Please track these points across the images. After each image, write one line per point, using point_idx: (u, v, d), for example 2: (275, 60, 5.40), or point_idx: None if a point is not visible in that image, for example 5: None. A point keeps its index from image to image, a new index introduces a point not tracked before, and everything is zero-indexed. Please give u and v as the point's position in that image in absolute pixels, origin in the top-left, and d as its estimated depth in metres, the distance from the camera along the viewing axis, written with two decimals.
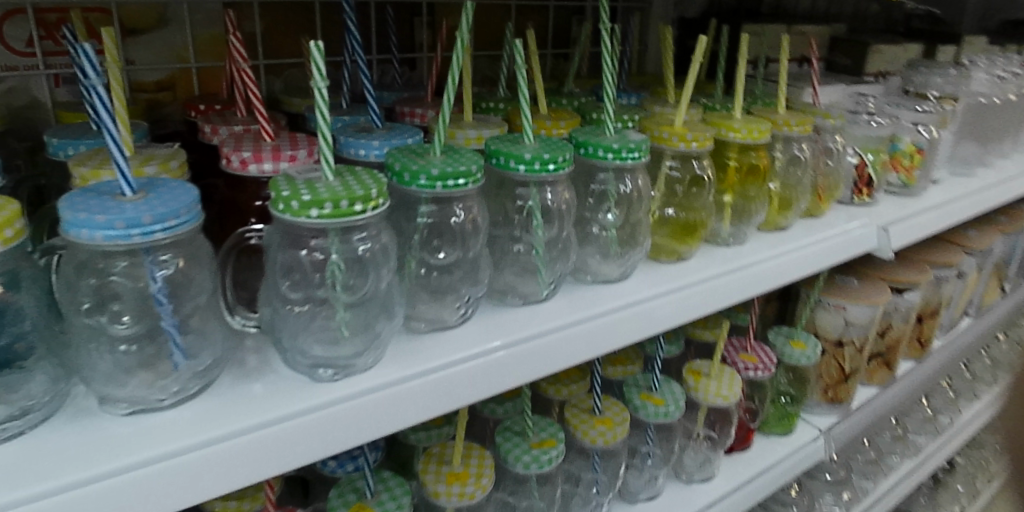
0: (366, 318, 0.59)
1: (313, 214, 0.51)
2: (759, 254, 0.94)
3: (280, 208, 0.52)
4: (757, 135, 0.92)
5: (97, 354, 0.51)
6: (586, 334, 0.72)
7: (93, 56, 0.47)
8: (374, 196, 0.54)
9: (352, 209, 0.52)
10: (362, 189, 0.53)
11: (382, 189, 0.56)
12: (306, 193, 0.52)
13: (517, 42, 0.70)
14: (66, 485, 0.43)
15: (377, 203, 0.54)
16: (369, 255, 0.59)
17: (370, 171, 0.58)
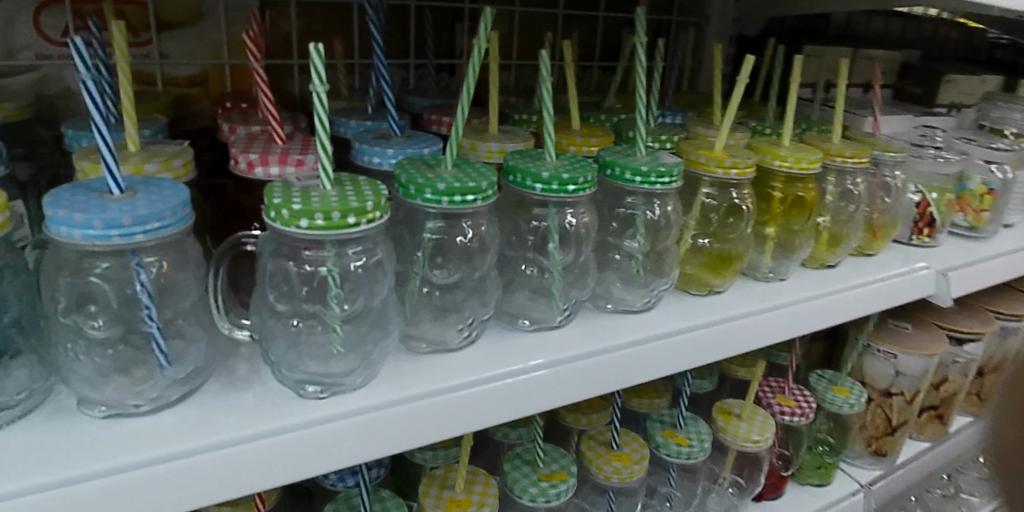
0: (359, 335, 0.56)
1: (303, 224, 0.48)
2: (799, 293, 0.87)
3: (271, 216, 0.49)
4: (806, 165, 0.85)
5: (74, 357, 0.49)
6: (606, 363, 0.67)
7: (83, 49, 0.44)
8: (371, 208, 0.50)
9: (345, 222, 0.49)
10: (358, 200, 0.50)
11: (382, 202, 0.52)
12: (298, 201, 0.49)
13: (542, 54, 0.68)
14: (23, 489, 0.41)
15: (375, 216, 0.51)
16: (365, 269, 0.56)
17: (373, 182, 0.55)
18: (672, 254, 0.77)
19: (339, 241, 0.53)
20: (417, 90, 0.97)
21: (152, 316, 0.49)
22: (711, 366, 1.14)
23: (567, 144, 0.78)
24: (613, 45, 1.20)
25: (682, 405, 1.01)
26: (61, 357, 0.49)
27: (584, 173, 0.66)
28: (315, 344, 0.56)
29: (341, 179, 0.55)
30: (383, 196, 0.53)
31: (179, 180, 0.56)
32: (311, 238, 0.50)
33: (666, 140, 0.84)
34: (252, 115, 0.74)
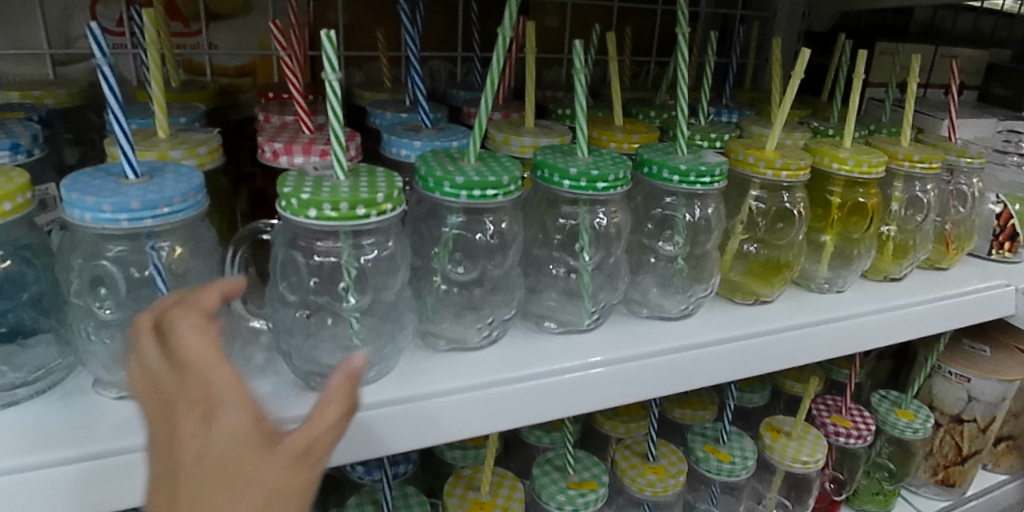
0: (372, 329, 0.56)
1: (311, 214, 0.47)
2: (857, 308, 0.80)
3: (283, 205, 0.49)
4: (867, 169, 0.78)
5: (89, 338, 0.50)
6: (658, 368, 0.64)
7: (99, 36, 0.46)
8: (382, 200, 0.49)
9: (353, 213, 0.48)
10: (369, 191, 0.49)
11: (395, 194, 0.50)
12: (308, 191, 0.48)
13: (576, 45, 0.66)
14: (40, 463, 0.43)
15: (386, 209, 0.49)
16: (379, 261, 0.55)
17: (390, 173, 0.54)
18: (712, 259, 0.73)
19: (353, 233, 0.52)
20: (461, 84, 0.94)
21: (166, 300, 0.50)
22: (764, 380, 1.07)
23: (607, 140, 0.74)
24: (670, 39, 1.14)
25: (726, 418, 0.94)
26: (78, 337, 0.50)
27: (617, 169, 0.63)
28: (333, 338, 0.55)
29: (358, 169, 0.54)
30: (399, 188, 0.52)
31: (204, 166, 0.57)
32: (321, 229, 0.49)
33: (714, 139, 0.79)
34: (291, 105, 0.73)
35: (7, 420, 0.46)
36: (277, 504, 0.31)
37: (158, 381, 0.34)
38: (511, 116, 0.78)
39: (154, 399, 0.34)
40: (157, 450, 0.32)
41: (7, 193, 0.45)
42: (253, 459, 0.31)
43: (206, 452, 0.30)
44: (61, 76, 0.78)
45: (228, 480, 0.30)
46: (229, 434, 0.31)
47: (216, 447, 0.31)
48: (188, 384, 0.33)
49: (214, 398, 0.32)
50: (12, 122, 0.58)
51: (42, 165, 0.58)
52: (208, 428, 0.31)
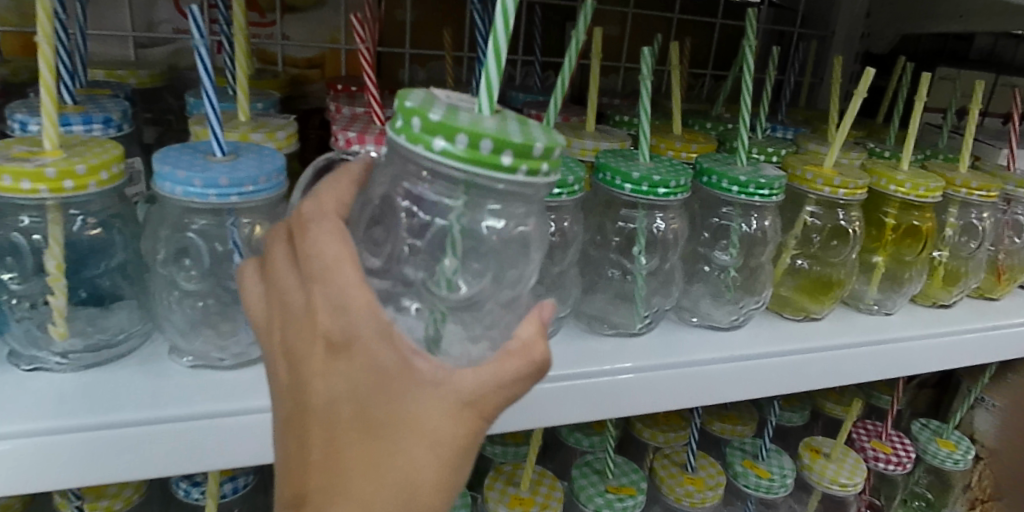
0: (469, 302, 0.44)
1: (437, 145, 0.33)
2: (906, 330, 0.79)
3: (398, 125, 0.34)
4: (924, 193, 0.78)
5: (172, 306, 0.54)
6: (699, 375, 0.65)
7: (199, 19, 0.51)
8: (539, 153, 0.34)
9: (495, 159, 0.33)
10: (524, 134, 0.34)
11: (558, 145, 0.36)
12: (438, 111, 0.34)
13: (644, 51, 0.67)
14: (123, 421, 0.46)
15: (545, 163, 0.35)
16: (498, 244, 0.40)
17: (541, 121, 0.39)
18: (766, 272, 0.74)
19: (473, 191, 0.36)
20: (522, 87, 0.95)
21: None
22: (803, 400, 1.06)
23: (665, 149, 0.75)
24: (729, 54, 1.14)
25: (766, 435, 0.94)
26: (161, 305, 0.54)
27: (678, 176, 0.64)
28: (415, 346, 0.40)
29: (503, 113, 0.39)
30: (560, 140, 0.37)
31: (281, 150, 0.59)
32: (441, 173, 0.35)
33: (771, 153, 0.80)
34: (361, 96, 0.75)
35: (92, 378, 0.50)
36: (437, 447, 0.32)
37: (295, 304, 0.34)
38: (571, 120, 0.79)
39: (288, 325, 0.34)
40: (302, 377, 0.33)
41: (103, 163, 0.49)
42: (411, 395, 0.31)
43: (351, 390, 0.31)
44: (142, 58, 0.81)
45: (379, 420, 0.31)
46: (371, 375, 0.31)
47: (362, 382, 0.31)
48: (319, 311, 0.32)
49: (349, 332, 0.31)
50: (103, 99, 0.61)
51: (130, 141, 0.61)
52: (350, 364, 0.31)
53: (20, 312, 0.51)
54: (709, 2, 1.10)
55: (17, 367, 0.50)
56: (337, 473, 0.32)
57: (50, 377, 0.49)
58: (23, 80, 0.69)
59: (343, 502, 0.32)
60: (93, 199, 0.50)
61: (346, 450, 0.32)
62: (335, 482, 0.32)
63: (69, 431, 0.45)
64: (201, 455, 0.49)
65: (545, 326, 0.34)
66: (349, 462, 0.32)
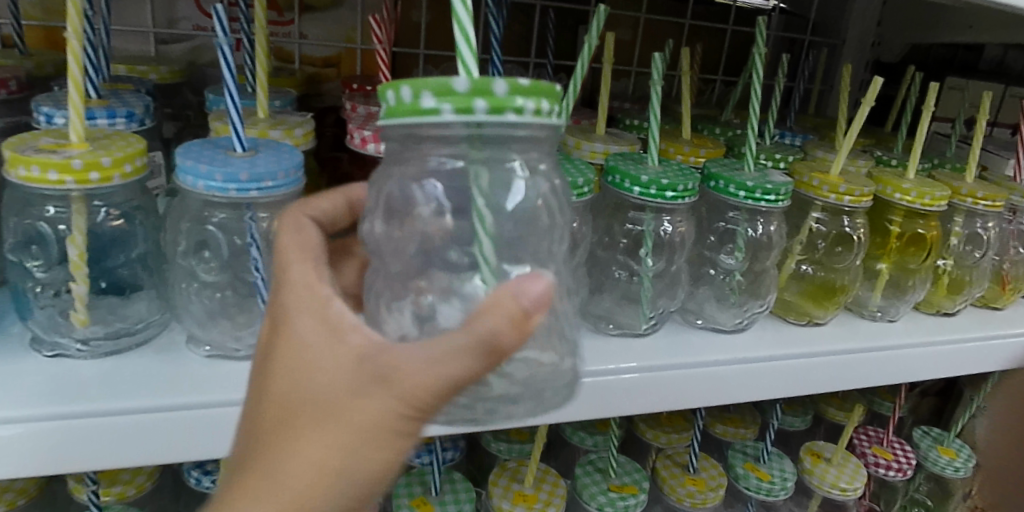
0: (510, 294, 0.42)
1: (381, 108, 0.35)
2: (909, 337, 0.80)
3: None
4: (929, 202, 0.78)
5: (191, 297, 0.55)
6: (703, 376, 0.66)
7: (223, 18, 0.54)
8: (460, 88, 0.32)
9: (417, 103, 0.32)
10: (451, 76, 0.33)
11: (540, 94, 0.33)
12: None
13: (655, 56, 0.68)
14: (141, 407, 0.47)
15: (517, 108, 0.32)
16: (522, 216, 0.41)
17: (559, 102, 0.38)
18: (770, 276, 0.75)
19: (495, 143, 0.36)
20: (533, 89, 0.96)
21: (259, 267, 0.54)
22: (806, 405, 1.07)
23: (674, 153, 0.76)
24: (739, 60, 1.15)
25: (768, 438, 0.95)
26: (180, 295, 0.55)
27: (686, 180, 0.65)
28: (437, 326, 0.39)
29: None
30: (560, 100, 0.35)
31: (298, 147, 0.60)
32: (440, 133, 0.34)
33: (779, 159, 0.81)
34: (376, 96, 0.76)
35: (112, 365, 0.51)
36: (343, 416, 0.33)
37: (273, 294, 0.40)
38: (581, 123, 0.80)
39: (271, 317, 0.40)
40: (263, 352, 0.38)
41: (127, 156, 0.50)
42: (333, 364, 0.33)
43: (282, 356, 0.35)
44: (162, 54, 0.82)
45: (297, 386, 0.34)
46: (300, 342, 0.35)
47: (292, 348, 0.35)
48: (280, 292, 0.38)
49: (295, 305, 0.36)
50: (126, 93, 0.62)
51: (151, 135, 0.63)
52: (287, 333, 0.36)
53: (42, 300, 0.53)
54: (721, 9, 1.11)
55: (38, 353, 0.51)
56: (254, 435, 0.34)
57: (71, 363, 0.51)
58: (47, 73, 0.71)
59: (252, 461, 0.34)
60: (116, 191, 0.51)
61: (266, 413, 0.34)
62: (252, 442, 0.34)
63: (90, 416, 0.46)
64: (215, 442, 0.50)
65: (513, 301, 0.32)
66: (266, 424, 0.34)
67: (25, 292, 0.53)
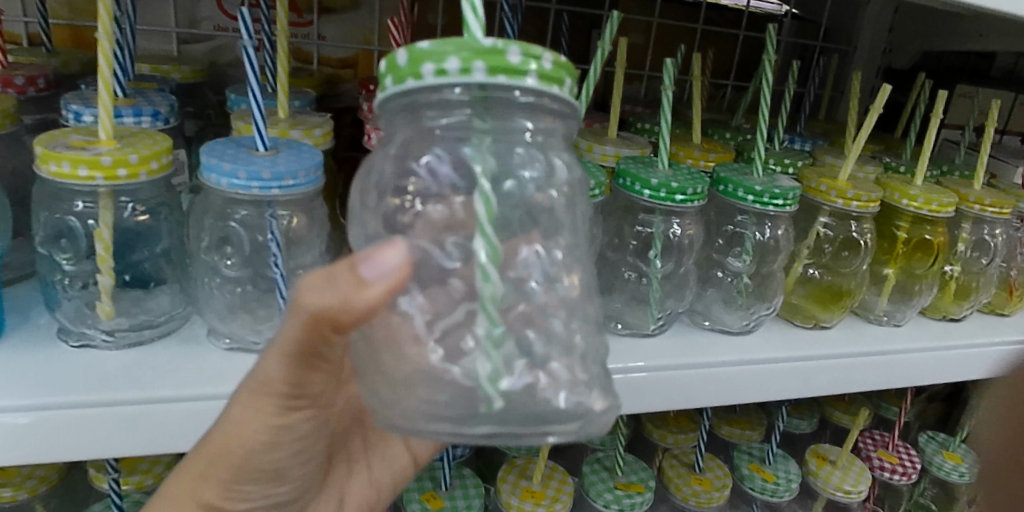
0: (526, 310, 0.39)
1: None
2: (915, 342, 0.80)
3: None
4: (937, 208, 0.79)
5: (212, 290, 0.57)
6: (710, 377, 0.67)
7: (248, 21, 0.55)
8: (414, 56, 0.32)
9: (387, 69, 0.33)
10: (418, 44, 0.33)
11: (501, 59, 0.31)
12: None
13: (667, 62, 0.70)
14: (164, 396, 0.49)
15: (467, 72, 0.31)
16: (535, 213, 0.40)
17: (571, 75, 0.34)
18: (777, 279, 0.76)
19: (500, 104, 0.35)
20: None
21: (278, 262, 0.55)
22: (812, 408, 1.08)
23: (684, 156, 0.77)
24: (750, 65, 1.17)
25: (774, 440, 0.96)
26: (202, 289, 0.57)
27: (695, 184, 0.66)
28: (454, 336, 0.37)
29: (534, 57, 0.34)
30: (539, 69, 0.32)
31: (317, 147, 0.62)
32: (436, 99, 0.33)
33: (788, 164, 0.82)
34: None
35: (136, 355, 0.53)
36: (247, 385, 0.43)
37: None
38: (593, 126, 0.81)
39: None
40: None
41: (154, 154, 0.52)
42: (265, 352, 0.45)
43: None
44: (184, 54, 0.84)
45: None
46: None
47: None
48: None
49: None
50: (151, 93, 0.64)
51: (175, 133, 0.65)
52: None
53: (69, 291, 0.55)
54: (733, 14, 1.12)
55: (65, 343, 0.53)
56: None
57: (96, 353, 0.52)
58: (73, 71, 0.73)
59: None
60: (143, 188, 0.53)
61: None
62: None
63: (115, 404, 0.48)
64: None
65: (357, 262, 0.33)
66: None
67: (54, 283, 0.55)
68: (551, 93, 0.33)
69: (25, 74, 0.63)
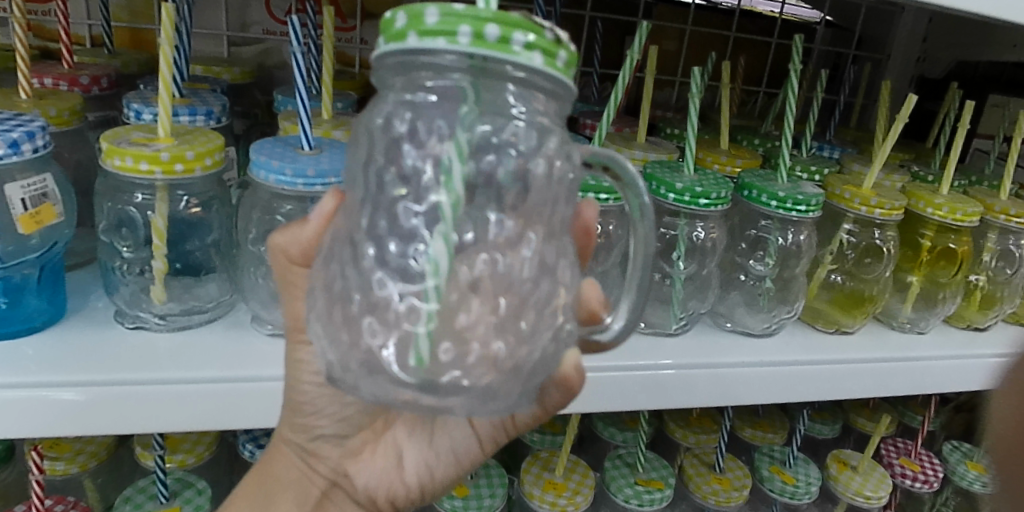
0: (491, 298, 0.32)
1: None
2: (938, 349, 0.81)
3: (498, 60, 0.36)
4: (961, 217, 0.80)
5: (257, 280, 0.61)
6: (757, 373, 0.70)
7: (297, 28, 0.59)
8: None
9: None
10: None
11: (391, 26, 0.29)
12: None
13: (695, 71, 0.72)
14: (212, 377, 0.53)
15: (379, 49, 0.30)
16: None
17: (481, 21, 0.27)
18: (799, 283, 0.77)
19: (476, 72, 0.29)
20: (578, 96, 1.00)
21: None
22: (835, 414, 1.08)
23: (711, 162, 0.79)
24: (782, 72, 1.18)
25: (795, 443, 0.97)
26: (248, 278, 0.61)
27: (719, 189, 0.68)
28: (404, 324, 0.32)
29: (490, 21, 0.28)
30: (418, 26, 0.27)
31: None
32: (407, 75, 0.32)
33: (813, 172, 0.83)
34: None
35: (185, 337, 0.57)
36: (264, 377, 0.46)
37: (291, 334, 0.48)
38: (623, 131, 0.84)
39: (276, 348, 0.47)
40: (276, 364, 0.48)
41: (208, 151, 0.55)
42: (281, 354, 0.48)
43: None
44: (234, 55, 0.89)
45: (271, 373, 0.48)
46: None
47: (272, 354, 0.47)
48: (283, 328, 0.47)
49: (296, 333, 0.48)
50: (204, 93, 0.68)
51: (225, 131, 0.68)
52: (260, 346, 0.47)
53: (127, 277, 0.60)
54: (766, 21, 1.13)
55: (121, 324, 0.57)
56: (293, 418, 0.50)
57: (149, 334, 0.56)
58: (132, 71, 0.78)
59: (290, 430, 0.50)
60: (196, 182, 0.57)
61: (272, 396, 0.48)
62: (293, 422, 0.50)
63: (167, 382, 0.52)
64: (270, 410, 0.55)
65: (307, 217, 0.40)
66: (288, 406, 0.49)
67: (114, 268, 0.59)
68: (439, 48, 0.27)
69: (90, 74, 0.68)
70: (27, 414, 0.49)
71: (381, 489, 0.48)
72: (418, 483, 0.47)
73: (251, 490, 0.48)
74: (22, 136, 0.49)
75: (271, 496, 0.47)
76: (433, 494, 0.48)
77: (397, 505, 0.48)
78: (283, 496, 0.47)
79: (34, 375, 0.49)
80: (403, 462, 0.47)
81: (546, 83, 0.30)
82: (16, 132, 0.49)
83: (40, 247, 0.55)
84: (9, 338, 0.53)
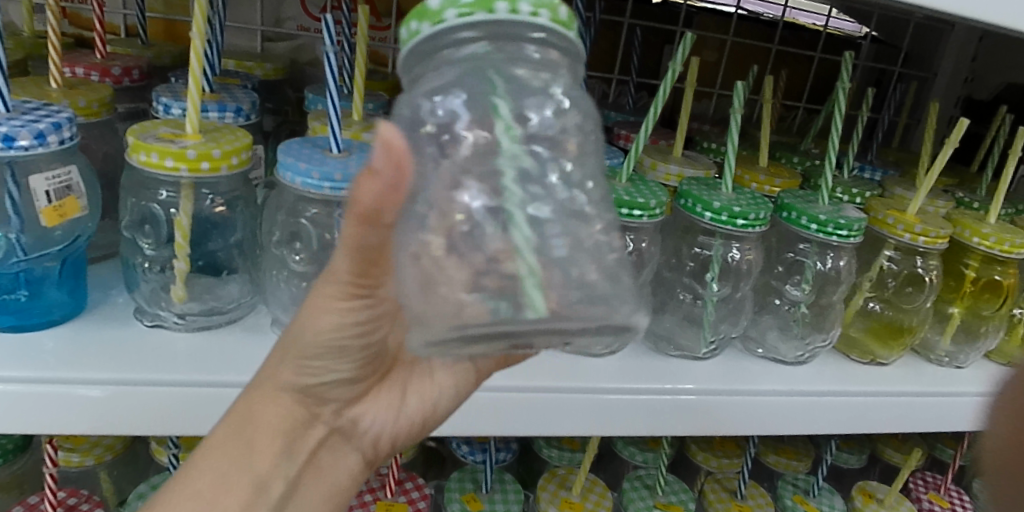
0: None
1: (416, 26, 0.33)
2: (979, 387, 0.77)
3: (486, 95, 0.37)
4: (1009, 248, 0.76)
5: (279, 283, 0.60)
6: (771, 407, 0.66)
7: (330, 26, 0.57)
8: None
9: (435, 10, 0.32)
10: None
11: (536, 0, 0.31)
12: None
13: (739, 85, 0.69)
14: (223, 382, 0.52)
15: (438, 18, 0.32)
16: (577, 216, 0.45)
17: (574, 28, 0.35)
18: (836, 311, 0.75)
19: (498, 35, 0.33)
20: (613, 105, 0.98)
21: None
22: (862, 444, 1.05)
23: (749, 180, 0.76)
24: (823, 88, 1.14)
25: (821, 473, 0.94)
26: (270, 280, 0.60)
27: (758, 209, 0.65)
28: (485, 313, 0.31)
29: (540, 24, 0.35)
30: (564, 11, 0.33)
31: None
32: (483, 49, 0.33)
33: (855, 194, 0.80)
34: None
35: (202, 338, 0.56)
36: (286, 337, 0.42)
37: None
38: (659, 143, 0.81)
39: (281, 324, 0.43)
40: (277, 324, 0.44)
41: (236, 149, 0.54)
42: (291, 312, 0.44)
43: None
44: (267, 51, 0.88)
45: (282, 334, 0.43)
46: None
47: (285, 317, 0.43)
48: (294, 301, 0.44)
49: None
50: (235, 88, 0.67)
51: (254, 128, 0.67)
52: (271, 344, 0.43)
53: (148, 274, 0.59)
54: (809, 35, 1.10)
55: (140, 322, 0.56)
56: None
57: (167, 333, 0.55)
58: (165, 64, 0.77)
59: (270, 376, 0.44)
60: (222, 181, 0.56)
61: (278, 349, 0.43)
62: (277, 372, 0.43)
63: (179, 386, 0.50)
64: None
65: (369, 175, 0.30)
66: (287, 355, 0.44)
67: (136, 266, 0.58)
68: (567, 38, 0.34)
69: (122, 65, 0.67)
70: (40, 410, 0.48)
71: (383, 429, 0.48)
72: (414, 421, 0.49)
73: (231, 440, 0.42)
74: (48, 127, 0.48)
75: (253, 446, 0.42)
76: (424, 431, 0.50)
77: (390, 444, 0.49)
78: (268, 445, 0.43)
79: (47, 371, 0.48)
80: (407, 399, 0.48)
81: (561, 40, 0.34)
82: (42, 124, 0.48)
83: (64, 239, 0.54)
84: (27, 331, 0.52)
